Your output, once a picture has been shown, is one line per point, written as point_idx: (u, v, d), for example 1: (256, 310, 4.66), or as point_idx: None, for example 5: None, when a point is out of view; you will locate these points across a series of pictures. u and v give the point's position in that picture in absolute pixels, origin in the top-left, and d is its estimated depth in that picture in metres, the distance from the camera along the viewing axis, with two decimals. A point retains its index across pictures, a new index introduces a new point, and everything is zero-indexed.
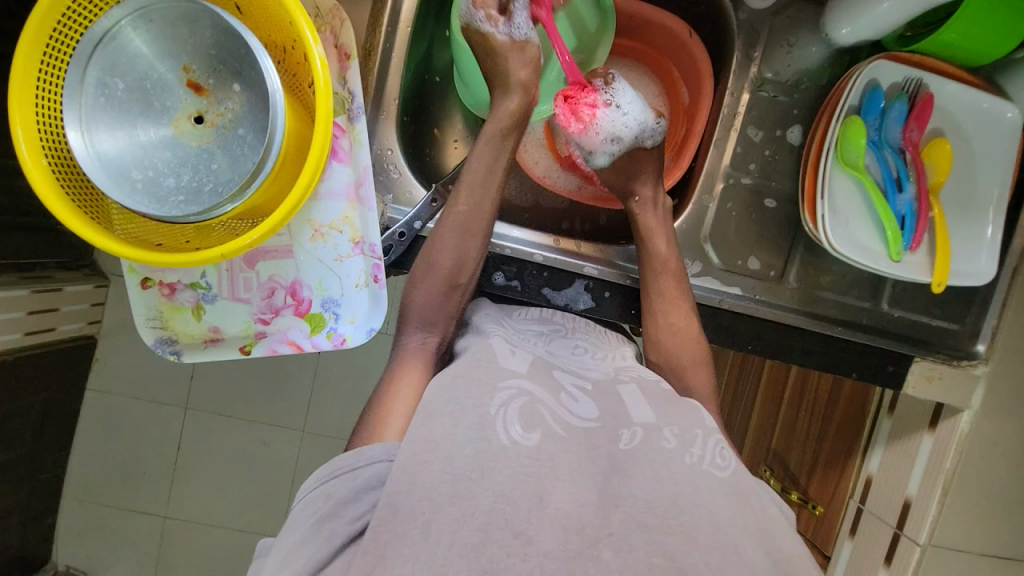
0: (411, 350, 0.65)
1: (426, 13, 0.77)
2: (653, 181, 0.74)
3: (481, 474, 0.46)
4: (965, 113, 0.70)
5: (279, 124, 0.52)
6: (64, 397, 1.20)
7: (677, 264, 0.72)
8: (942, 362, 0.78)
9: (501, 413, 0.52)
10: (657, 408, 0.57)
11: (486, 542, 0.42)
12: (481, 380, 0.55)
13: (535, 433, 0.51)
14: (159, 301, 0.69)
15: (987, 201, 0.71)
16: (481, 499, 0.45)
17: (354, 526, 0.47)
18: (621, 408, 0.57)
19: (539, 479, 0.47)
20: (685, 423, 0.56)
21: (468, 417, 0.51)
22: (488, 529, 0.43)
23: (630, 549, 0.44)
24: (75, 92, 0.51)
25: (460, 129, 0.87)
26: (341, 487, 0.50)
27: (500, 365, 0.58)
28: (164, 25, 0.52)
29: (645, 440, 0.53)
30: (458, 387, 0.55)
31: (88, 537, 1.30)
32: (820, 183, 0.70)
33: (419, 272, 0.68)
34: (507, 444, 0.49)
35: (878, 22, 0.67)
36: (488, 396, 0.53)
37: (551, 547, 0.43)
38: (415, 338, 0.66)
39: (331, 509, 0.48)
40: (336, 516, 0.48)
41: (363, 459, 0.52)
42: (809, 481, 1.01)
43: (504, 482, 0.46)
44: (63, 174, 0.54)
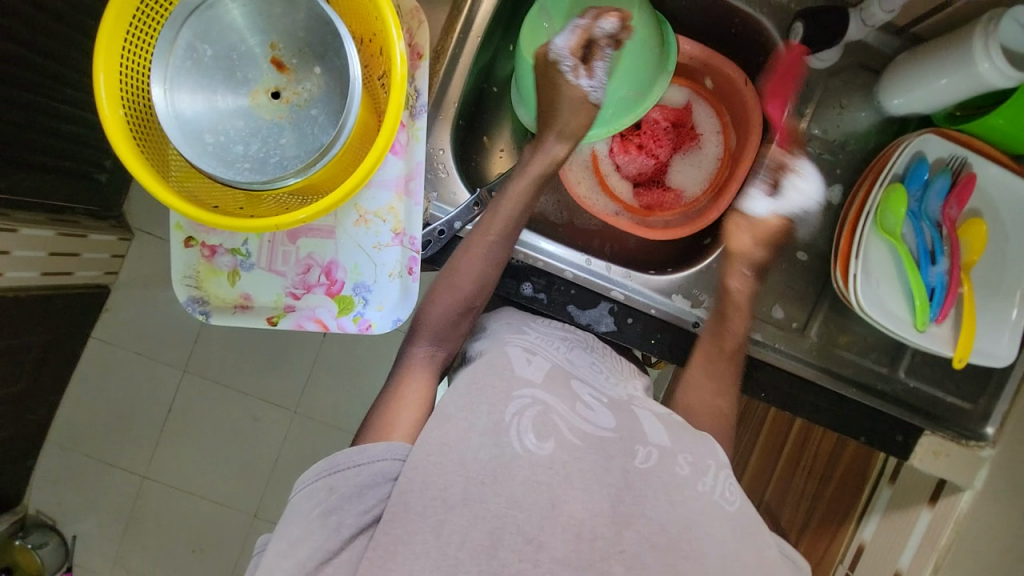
0: (417, 358, 0.65)
1: (495, 25, 0.79)
2: (751, 268, 0.73)
3: (496, 479, 0.49)
4: (1003, 197, 0.72)
5: (353, 111, 0.54)
6: (68, 341, 1.21)
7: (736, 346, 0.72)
8: (952, 440, 0.80)
9: (515, 421, 0.53)
10: (671, 433, 0.58)
11: (498, 547, 0.46)
12: (498, 388, 0.56)
13: (548, 444, 0.52)
14: (198, 261, 0.71)
15: (1015, 285, 0.72)
16: (494, 504, 0.47)
17: (363, 518, 0.49)
18: (638, 427, 0.58)
19: (554, 488, 0.49)
20: (699, 453, 0.57)
21: (481, 422, 0.52)
22: (500, 533, 0.46)
23: (641, 567, 0.47)
24: (166, 51, 0.53)
25: (508, 140, 0.89)
26: (343, 483, 0.50)
27: (514, 373, 0.58)
28: (260, 2, 0.55)
29: (660, 462, 0.54)
30: (475, 391, 0.55)
31: (63, 484, 1.30)
32: (856, 244, 0.71)
33: (438, 286, 0.68)
34: (520, 453, 0.50)
35: (934, 96, 0.69)
36: (502, 403, 0.54)
37: (560, 555, 0.46)
38: (422, 350, 0.66)
39: (335, 502, 0.49)
40: (340, 509, 0.49)
41: (366, 456, 0.51)
42: (798, 540, 0.99)
43: (517, 488, 0.48)
44: (135, 125, 0.56)
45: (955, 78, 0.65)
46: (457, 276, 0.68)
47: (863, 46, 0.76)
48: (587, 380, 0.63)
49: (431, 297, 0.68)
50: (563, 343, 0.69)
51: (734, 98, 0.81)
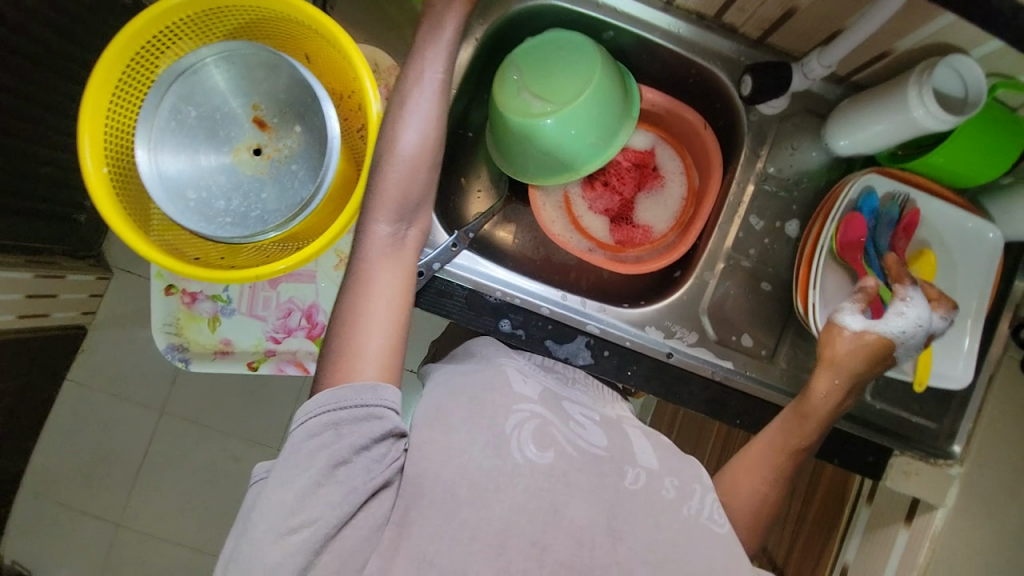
0: (376, 241, 0.55)
1: (469, 76, 0.84)
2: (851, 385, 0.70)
3: (499, 486, 0.47)
4: (948, 228, 0.77)
5: (331, 167, 0.57)
6: (43, 384, 1.19)
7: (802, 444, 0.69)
8: (919, 459, 0.82)
9: (516, 433, 0.51)
10: (660, 455, 0.58)
11: (506, 543, 0.45)
12: (496, 403, 0.55)
13: (548, 453, 0.51)
14: (178, 308, 0.72)
15: (965, 311, 0.76)
16: (496, 508, 0.46)
17: (372, 481, 0.47)
18: (628, 446, 0.57)
19: (556, 493, 0.48)
20: (684, 476, 0.57)
21: (482, 435, 0.50)
22: (507, 532, 0.45)
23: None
24: (150, 113, 0.56)
25: (485, 181, 0.93)
26: (348, 435, 0.47)
27: (511, 389, 0.58)
28: (241, 67, 0.58)
29: (648, 486, 0.53)
30: (467, 407, 0.54)
31: (34, 535, 1.25)
32: (813, 278, 0.75)
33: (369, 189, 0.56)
34: (521, 462, 0.49)
35: (874, 139, 0.75)
36: (504, 416, 0.53)
37: (564, 557, 0.45)
38: (385, 229, 0.55)
39: (344, 452, 0.47)
40: (351, 463, 0.47)
41: (376, 396, 0.49)
42: (786, 562, 0.98)
43: (519, 495, 0.47)
44: (118, 182, 0.58)
45: (889, 125, 0.71)
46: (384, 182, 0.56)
47: (808, 94, 0.82)
48: (576, 400, 0.64)
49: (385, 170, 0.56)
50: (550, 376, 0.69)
51: (695, 137, 0.86)
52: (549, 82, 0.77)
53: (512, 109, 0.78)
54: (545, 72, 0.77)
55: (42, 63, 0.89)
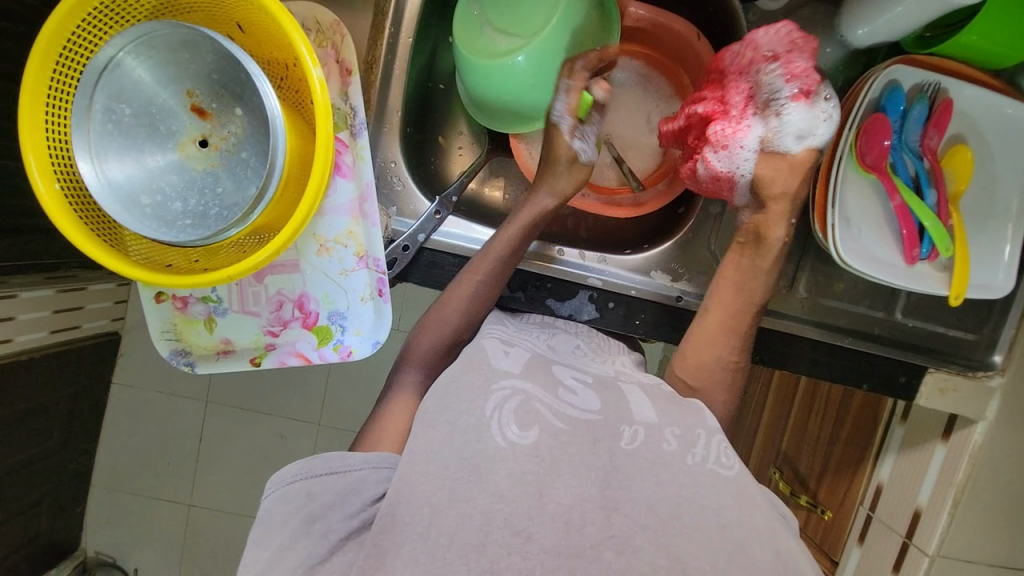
0: (405, 385, 0.65)
1: (429, 18, 0.76)
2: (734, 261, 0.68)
3: (480, 476, 0.48)
4: (986, 118, 0.67)
5: (280, 147, 0.53)
6: (91, 392, 1.25)
7: (737, 307, 0.67)
8: (957, 374, 0.76)
9: (497, 415, 0.52)
10: (658, 406, 0.58)
11: (486, 543, 0.44)
12: (476, 384, 0.55)
13: (531, 431, 0.51)
14: (172, 314, 0.71)
15: (1006, 211, 0.68)
16: (479, 500, 0.46)
17: (351, 523, 0.49)
18: (624, 404, 0.57)
19: (540, 475, 0.48)
20: (686, 424, 0.56)
21: (463, 421, 0.52)
22: (487, 529, 0.45)
23: (633, 550, 0.45)
24: (83, 119, 0.52)
25: (465, 136, 0.86)
26: (324, 489, 0.51)
27: (492, 366, 0.58)
28: (166, 52, 0.53)
29: (647, 441, 0.53)
30: (452, 393, 0.55)
31: (116, 524, 1.36)
32: (832, 194, 0.67)
33: (422, 329, 0.68)
34: (503, 446, 0.50)
35: (895, 25, 0.65)
36: (483, 397, 0.54)
37: (551, 544, 0.44)
38: (415, 376, 0.65)
39: (318, 508, 0.50)
40: (325, 515, 0.49)
41: (346, 464, 0.53)
42: (819, 485, 0.98)
43: (501, 482, 0.47)
44: (75, 198, 0.55)
45: (911, 5, 0.61)
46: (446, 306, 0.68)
47: None
48: (568, 363, 0.63)
49: (421, 326, 0.69)
50: (543, 332, 0.69)
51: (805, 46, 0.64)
52: (512, 13, 0.69)
53: (475, 52, 0.70)
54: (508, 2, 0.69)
55: None
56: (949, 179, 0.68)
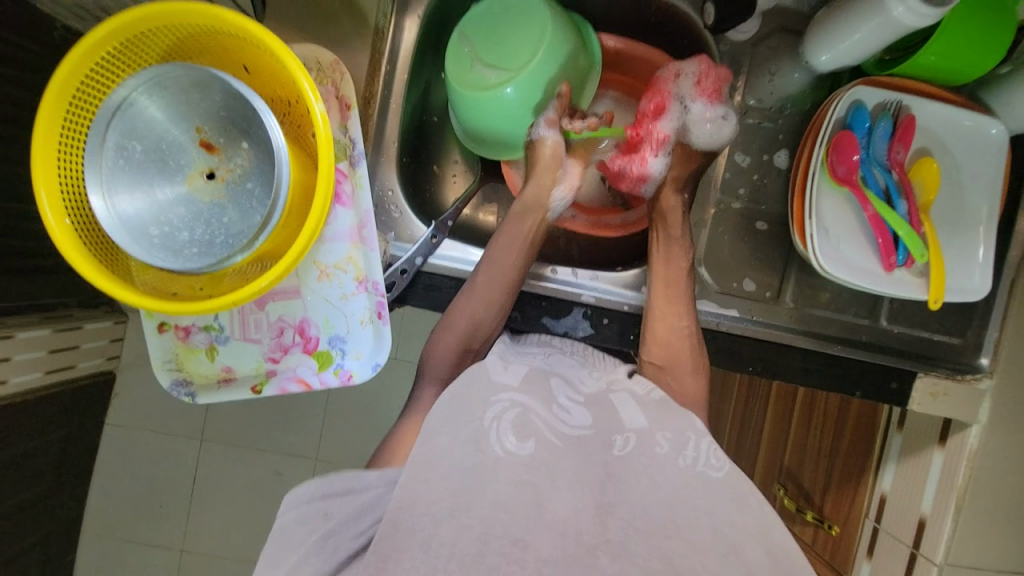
0: (422, 401, 0.66)
1: (421, 58, 0.82)
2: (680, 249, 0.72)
3: (480, 487, 0.48)
4: (948, 132, 0.72)
5: (285, 177, 0.56)
6: (85, 432, 1.23)
7: (680, 298, 0.71)
8: (947, 378, 0.77)
9: (495, 425, 0.52)
10: (649, 414, 0.58)
11: (485, 552, 0.46)
12: (474, 395, 0.54)
13: (529, 443, 0.51)
14: (174, 344, 0.72)
15: (976, 217, 0.72)
16: (479, 509, 0.47)
17: (358, 541, 0.50)
18: (615, 416, 0.57)
19: (538, 485, 0.49)
20: (677, 427, 0.56)
21: (463, 431, 0.51)
22: (486, 538, 0.46)
23: (628, 555, 0.47)
24: (97, 156, 0.55)
25: (458, 163, 0.91)
26: (337, 508, 0.51)
27: (492, 378, 0.56)
28: (176, 91, 0.57)
29: (638, 446, 0.54)
30: (453, 401, 0.53)
31: (106, 572, 1.32)
32: (809, 206, 0.71)
33: (437, 331, 0.70)
34: (502, 455, 0.50)
35: (855, 49, 0.70)
36: (482, 409, 0.53)
37: (547, 555, 0.46)
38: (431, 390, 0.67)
39: (333, 527, 0.50)
40: (337, 534, 0.50)
41: (360, 481, 0.53)
42: (824, 499, 0.99)
43: (501, 490, 0.48)
44: (84, 232, 0.57)
45: (869, 30, 0.66)
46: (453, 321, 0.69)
47: (779, 12, 0.77)
48: (565, 375, 0.62)
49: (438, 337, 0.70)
50: (539, 354, 0.66)
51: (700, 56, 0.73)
52: (500, 49, 0.74)
53: (467, 85, 0.75)
54: (498, 39, 0.74)
55: None
56: (919, 189, 0.72)
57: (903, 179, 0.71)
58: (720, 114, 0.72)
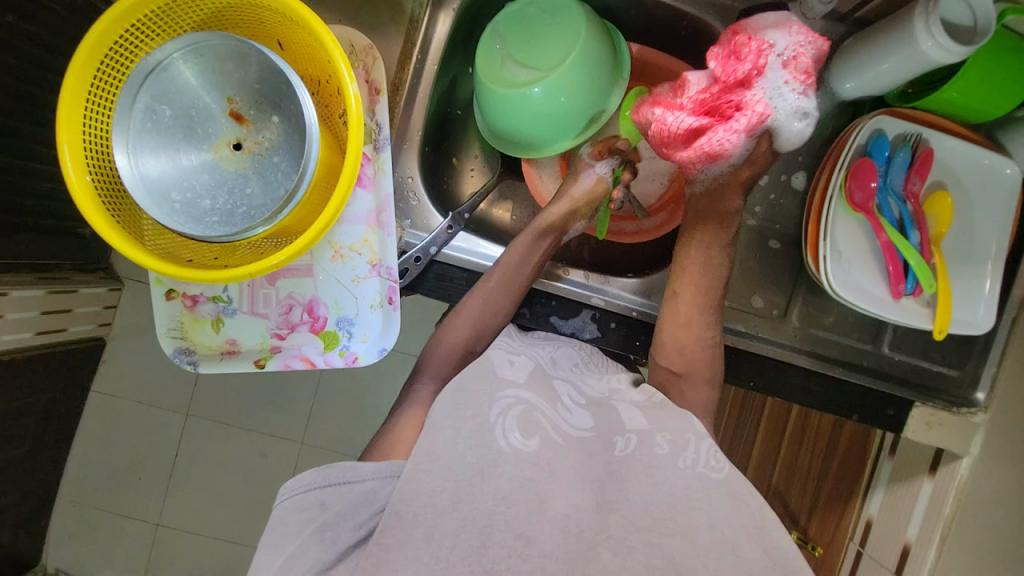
0: (418, 395, 0.66)
1: (451, 50, 0.82)
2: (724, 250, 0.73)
3: (482, 479, 0.48)
4: (964, 167, 0.73)
5: (314, 154, 0.56)
6: (70, 397, 1.22)
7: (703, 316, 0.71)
8: (942, 409, 0.79)
9: (500, 420, 0.52)
10: (649, 415, 0.58)
11: (487, 544, 0.45)
12: (480, 393, 0.55)
13: (533, 439, 0.51)
14: (181, 312, 0.72)
15: (986, 253, 0.73)
16: (482, 502, 0.47)
17: (359, 532, 0.49)
18: (616, 416, 0.58)
19: (541, 483, 0.49)
20: (676, 429, 0.56)
21: (466, 426, 0.52)
22: (489, 530, 0.46)
23: (628, 551, 0.47)
24: (125, 117, 0.55)
25: (478, 159, 0.91)
26: (335, 499, 0.50)
27: (499, 375, 0.57)
28: (213, 60, 0.57)
29: (639, 446, 0.54)
30: (456, 397, 0.55)
31: (80, 540, 1.30)
32: (824, 228, 0.72)
33: (443, 326, 0.70)
34: (507, 450, 0.50)
35: (881, 80, 0.71)
36: (487, 405, 0.53)
37: (550, 549, 0.46)
38: (427, 385, 0.67)
39: (331, 517, 0.49)
40: (337, 524, 0.49)
41: (356, 475, 0.51)
42: (809, 520, 1.00)
43: (504, 485, 0.48)
44: (104, 191, 0.56)
45: (896, 62, 0.67)
46: (461, 315, 0.70)
47: None
48: (569, 379, 0.62)
49: (442, 330, 0.70)
50: (547, 345, 0.68)
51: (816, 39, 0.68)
52: (532, 49, 0.74)
53: (496, 81, 0.75)
54: (532, 39, 0.75)
55: (51, 87, 0.89)
56: (934, 222, 0.73)
57: (919, 210, 0.72)
58: (812, 101, 0.69)
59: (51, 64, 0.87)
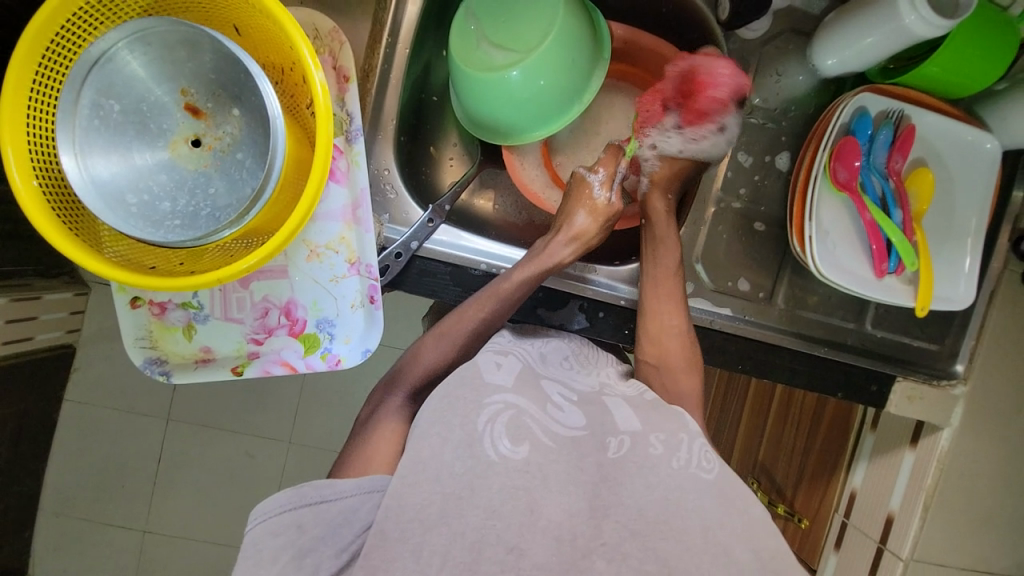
0: (388, 406, 0.62)
1: (424, 32, 0.78)
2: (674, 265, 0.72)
3: (471, 492, 0.47)
4: (945, 144, 0.73)
5: (279, 148, 0.52)
6: (42, 408, 1.16)
7: (678, 340, 0.70)
8: (923, 382, 0.80)
9: (489, 429, 0.51)
10: (642, 416, 0.58)
11: (479, 560, 0.44)
12: (467, 400, 0.54)
13: (523, 447, 0.50)
14: (148, 320, 0.68)
15: (965, 229, 0.74)
16: (471, 517, 0.46)
17: (340, 558, 0.48)
18: (609, 417, 0.57)
19: (532, 490, 0.48)
20: (670, 428, 0.56)
21: (455, 435, 0.51)
22: (480, 545, 0.45)
23: (622, 557, 0.46)
24: (69, 114, 0.50)
25: (456, 147, 0.88)
26: (314, 521, 0.48)
27: (484, 381, 0.56)
28: (162, 49, 0.52)
29: (632, 447, 0.53)
30: (445, 405, 0.54)
31: (63, 552, 1.26)
32: (809, 208, 0.71)
33: (427, 340, 0.67)
34: (495, 460, 0.49)
35: (863, 55, 0.70)
36: (473, 413, 0.52)
37: (542, 560, 0.45)
38: (398, 398, 0.63)
39: (308, 542, 0.47)
40: (316, 550, 0.47)
41: (336, 492, 0.50)
42: (796, 493, 1.01)
43: (494, 498, 0.47)
44: (54, 196, 0.52)
45: (880, 36, 0.66)
46: (448, 330, 0.66)
47: (790, 12, 0.76)
48: (555, 378, 0.62)
49: (420, 346, 0.67)
50: (537, 340, 0.69)
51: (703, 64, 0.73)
52: (508, 30, 0.71)
53: (473, 65, 0.72)
54: (508, 19, 0.71)
55: None
56: (914, 198, 0.73)
57: (899, 189, 0.72)
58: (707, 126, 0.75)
59: None
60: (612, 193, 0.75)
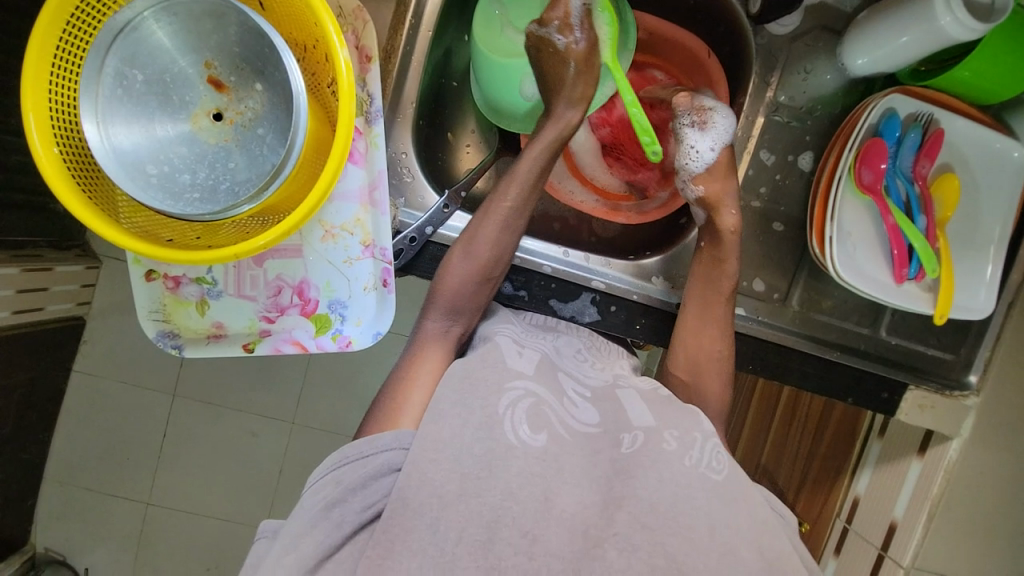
0: (428, 333, 0.64)
1: (448, 16, 0.77)
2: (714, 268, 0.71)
3: (491, 471, 0.47)
4: (973, 151, 0.72)
5: (301, 124, 0.52)
6: (51, 378, 1.17)
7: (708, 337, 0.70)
8: (936, 392, 0.79)
9: (510, 413, 0.51)
10: (655, 411, 0.58)
11: (494, 539, 0.44)
12: (489, 381, 0.54)
13: (542, 435, 0.51)
14: (162, 293, 0.68)
15: (989, 238, 0.72)
16: (490, 496, 0.46)
17: (364, 515, 0.48)
18: (623, 415, 0.56)
19: (550, 478, 0.48)
20: (684, 426, 0.56)
21: (476, 417, 0.51)
22: (497, 525, 0.45)
23: (633, 549, 0.45)
24: (93, 82, 0.50)
25: (473, 133, 0.87)
26: (351, 474, 0.50)
27: (507, 366, 0.56)
28: (188, 20, 0.52)
29: (646, 443, 0.53)
30: (468, 386, 0.54)
31: (68, 520, 1.28)
32: (831, 209, 0.70)
33: (456, 252, 0.66)
34: (514, 443, 0.49)
35: (895, 56, 0.69)
36: (496, 396, 0.52)
37: (555, 548, 0.44)
38: (436, 324, 0.65)
39: (341, 495, 0.48)
40: (345, 502, 0.48)
41: (374, 446, 0.51)
42: (796, 498, 1.03)
43: (513, 479, 0.47)
44: (75, 164, 0.52)
45: (916, 35, 0.65)
46: (475, 243, 0.66)
47: (822, 8, 0.74)
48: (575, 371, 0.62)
49: (447, 264, 0.66)
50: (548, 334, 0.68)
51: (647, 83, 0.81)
52: None
53: (496, 50, 0.71)
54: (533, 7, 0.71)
55: (17, 52, 0.82)
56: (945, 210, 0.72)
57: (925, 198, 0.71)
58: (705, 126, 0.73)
59: (18, 27, 0.81)
60: (578, 33, 0.68)
